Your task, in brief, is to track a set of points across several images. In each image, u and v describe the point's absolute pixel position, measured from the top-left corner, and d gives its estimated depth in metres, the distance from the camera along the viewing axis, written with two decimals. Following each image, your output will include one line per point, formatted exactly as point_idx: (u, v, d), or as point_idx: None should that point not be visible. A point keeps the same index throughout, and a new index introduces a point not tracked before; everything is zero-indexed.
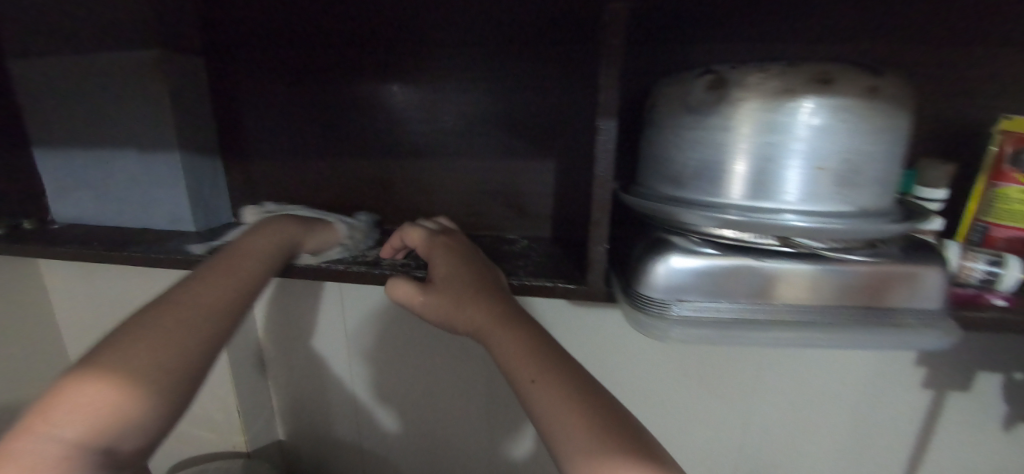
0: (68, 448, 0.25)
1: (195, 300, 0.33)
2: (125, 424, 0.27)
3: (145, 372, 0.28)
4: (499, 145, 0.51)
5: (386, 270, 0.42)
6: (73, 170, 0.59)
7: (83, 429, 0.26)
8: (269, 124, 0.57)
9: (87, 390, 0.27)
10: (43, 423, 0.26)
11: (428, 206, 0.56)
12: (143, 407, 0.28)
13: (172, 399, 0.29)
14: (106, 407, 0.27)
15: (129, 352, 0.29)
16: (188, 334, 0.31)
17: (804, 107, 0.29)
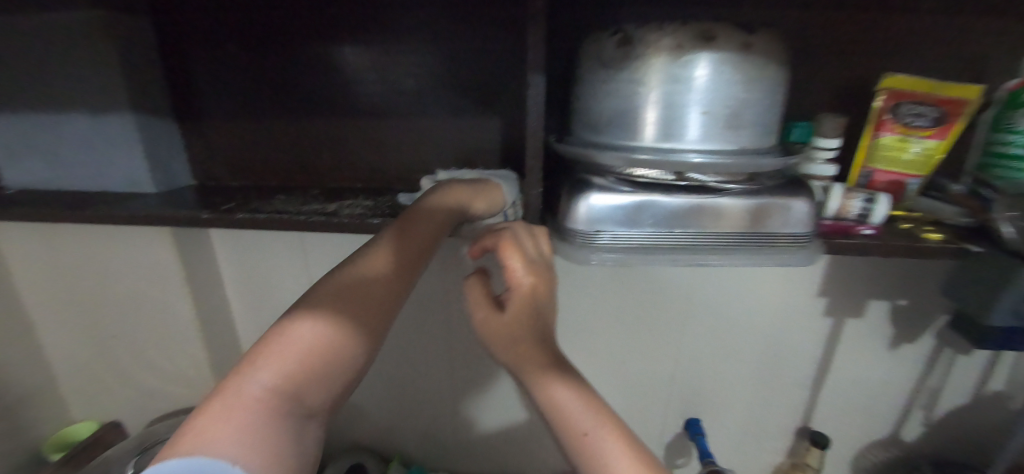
0: (277, 394, 0.22)
1: (382, 264, 0.31)
2: (326, 372, 0.25)
3: (341, 326, 0.27)
4: (449, 103, 0.55)
5: (344, 219, 0.47)
6: (18, 135, 0.58)
7: (289, 375, 0.23)
8: (222, 86, 0.59)
9: (297, 339, 0.25)
10: (250, 368, 0.23)
11: (385, 164, 0.59)
12: (340, 358, 0.26)
13: (352, 360, 0.27)
14: (310, 355, 0.25)
15: (334, 305, 0.27)
16: (374, 294, 0.29)
17: (693, 60, 0.34)
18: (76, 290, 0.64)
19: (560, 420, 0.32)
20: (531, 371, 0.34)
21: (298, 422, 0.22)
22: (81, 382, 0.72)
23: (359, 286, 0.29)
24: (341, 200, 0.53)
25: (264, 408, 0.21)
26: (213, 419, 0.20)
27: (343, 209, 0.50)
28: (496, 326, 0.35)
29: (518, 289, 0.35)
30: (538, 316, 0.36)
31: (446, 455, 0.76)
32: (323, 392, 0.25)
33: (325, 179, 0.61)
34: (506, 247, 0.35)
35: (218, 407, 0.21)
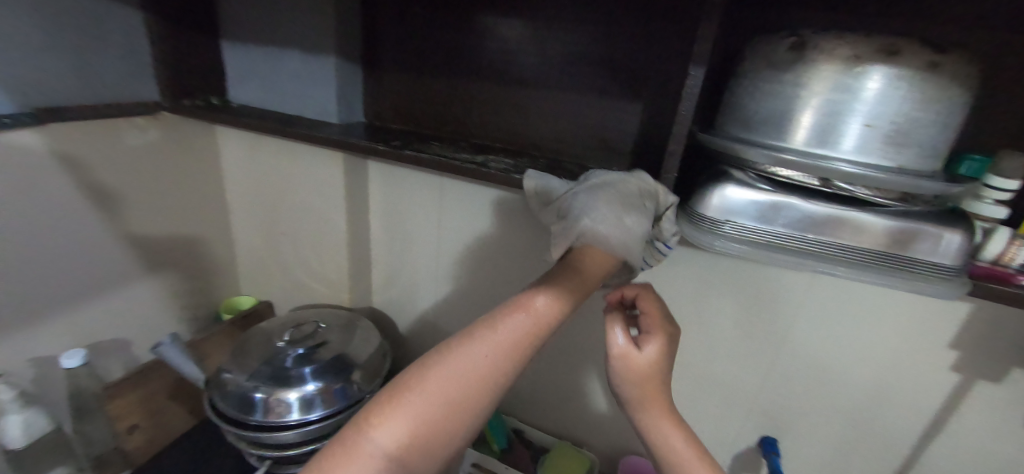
0: (386, 459, 0.33)
1: (520, 323, 0.35)
2: (432, 449, 0.34)
3: (449, 408, 0.34)
4: (596, 83, 0.59)
5: (493, 171, 0.54)
6: (252, 62, 0.74)
7: (393, 447, 0.33)
8: (402, 43, 0.68)
9: (411, 401, 0.34)
10: (373, 421, 0.34)
11: (524, 130, 0.66)
12: (435, 441, 0.34)
13: (443, 431, 0.34)
14: (412, 432, 0.33)
15: (454, 378, 0.34)
16: (484, 370, 0.34)
17: (870, 71, 0.34)
18: (268, 191, 0.82)
19: (668, 458, 0.40)
20: (650, 408, 0.41)
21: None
22: (253, 265, 0.92)
23: (475, 355, 0.34)
24: (485, 155, 0.61)
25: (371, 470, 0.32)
26: (342, 463, 0.33)
27: (490, 162, 0.58)
28: (635, 358, 0.42)
29: (657, 339, 0.43)
30: (666, 369, 0.43)
31: (520, 402, 0.84)
32: (416, 456, 0.33)
33: (471, 135, 0.69)
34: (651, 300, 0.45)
35: (348, 451, 0.33)
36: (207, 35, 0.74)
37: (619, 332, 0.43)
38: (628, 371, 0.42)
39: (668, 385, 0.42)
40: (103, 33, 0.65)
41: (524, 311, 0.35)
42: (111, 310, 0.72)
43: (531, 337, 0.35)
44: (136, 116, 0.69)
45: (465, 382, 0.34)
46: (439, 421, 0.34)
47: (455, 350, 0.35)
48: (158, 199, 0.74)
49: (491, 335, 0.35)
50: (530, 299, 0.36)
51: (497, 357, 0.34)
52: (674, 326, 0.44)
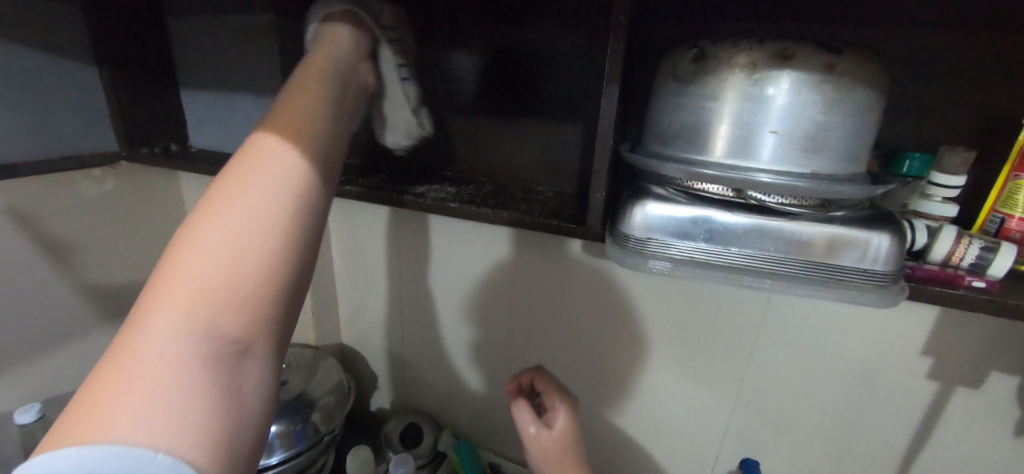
0: (192, 346, 0.20)
1: (292, 142, 0.27)
2: (258, 309, 0.23)
3: (256, 249, 0.23)
4: (534, 107, 0.59)
5: (430, 200, 0.55)
6: (208, 107, 0.77)
7: (199, 324, 0.21)
8: None
9: (192, 274, 0.22)
10: (141, 317, 0.21)
11: (471, 157, 0.65)
12: (254, 292, 0.23)
13: (263, 281, 0.23)
14: (217, 297, 0.21)
15: (240, 217, 0.23)
16: (284, 188, 0.25)
17: (771, 79, 0.34)
18: None
19: None
20: None
21: (225, 372, 0.21)
22: None
23: (249, 177, 0.25)
24: (430, 185, 0.61)
25: (182, 373, 0.20)
26: (110, 395, 0.19)
27: (431, 192, 0.58)
28: (543, 437, 0.52)
29: (560, 413, 0.54)
30: (571, 440, 0.53)
31: (493, 433, 0.82)
32: (243, 324, 0.22)
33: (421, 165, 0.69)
34: (544, 381, 0.56)
35: (116, 379, 0.19)
36: (165, 84, 0.76)
37: (529, 420, 0.53)
38: (540, 451, 0.52)
39: (579, 453, 0.52)
40: (61, 88, 0.66)
41: (289, 130, 0.27)
42: (71, 360, 0.71)
43: (314, 153, 0.27)
44: (94, 168, 0.70)
45: (261, 207, 0.24)
46: (253, 269, 0.23)
47: (223, 188, 0.24)
48: (117, 247, 0.75)
49: (266, 158, 0.26)
50: (289, 109, 0.28)
51: (293, 173, 0.26)
52: (571, 397, 0.55)
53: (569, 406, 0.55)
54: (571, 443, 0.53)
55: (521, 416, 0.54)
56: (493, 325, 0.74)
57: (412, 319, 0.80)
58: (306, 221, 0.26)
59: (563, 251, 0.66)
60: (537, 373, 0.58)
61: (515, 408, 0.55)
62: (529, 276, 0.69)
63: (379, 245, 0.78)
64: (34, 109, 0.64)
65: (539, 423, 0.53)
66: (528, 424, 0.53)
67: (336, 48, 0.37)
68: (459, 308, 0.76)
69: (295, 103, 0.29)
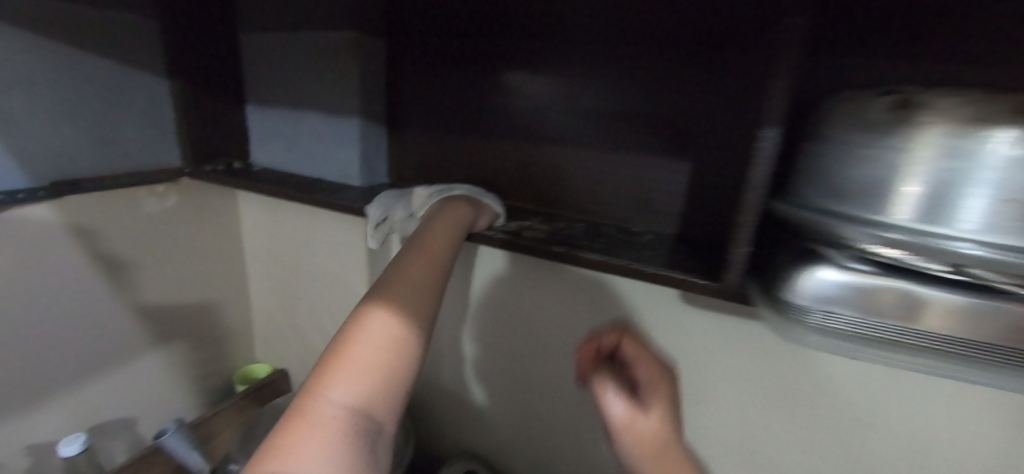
0: (347, 415, 0.31)
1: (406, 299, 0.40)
2: (386, 399, 0.34)
3: (387, 361, 0.35)
4: (638, 141, 0.55)
5: (528, 242, 0.49)
6: (274, 124, 0.73)
7: (357, 401, 0.33)
8: (427, 102, 0.66)
9: (350, 370, 0.34)
10: (324, 389, 0.32)
11: (559, 190, 0.61)
12: (387, 386, 0.35)
13: (390, 378, 0.35)
14: (371, 387, 0.34)
15: (375, 340, 0.36)
16: (403, 328, 0.38)
17: (1000, 136, 0.27)
18: (287, 254, 0.78)
19: None
20: None
21: (369, 441, 0.32)
22: (270, 331, 0.87)
23: (403, 303, 0.39)
24: (518, 222, 0.57)
25: (341, 433, 0.30)
26: (306, 439, 0.29)
27: (526, 230, 0.53)
28: (640, 427, 0.42)
29: (656, 390, 0.44)
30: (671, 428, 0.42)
31: None
32: (375, 409, 0.33)
33: (501, 195, 0.65)
34: (632, 346, 0.45)
35: (308, 430, 0.30)
36: (233, 101, 0.73)
37: (614, 400, 0.43)
38: (637, 442, 0.41)
39: (679, 446, 0.42)
40: (129, 102, 0.64)
41: (407, 289, 0.41)
42: (116, 385, 0.68)
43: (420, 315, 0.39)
44: (157, 184, 0.67)
45: (404, 329, 0.38)
46: (393, 371, 0.35)
47: (372, 315, 0.37)
48: (173, 266, 0.71)
49: (391, 303, 0.39)
50: (428, 249, 0.45)
51: (409, 317, 0.39)
52: (670, 373, 0.44)
53: (665, 375, 0.45)
54: (670, 432, 0.42)
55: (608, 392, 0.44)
56: (561, 377, 0.65)
57: (471, 359, 0.73)
58: (420, 344, 0.39)
59: (651, 301, 0.54)
60: (619, 328, 0.46)
61: (597, 386, 0.45)
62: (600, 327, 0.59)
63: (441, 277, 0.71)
64: (102, 123, 0.61)
65: (631, 404, 0.43)
66: (618, 406, 0.43)
67: (461, 222, 0.50)
68: (518, 355, 0.67)
69: (435, 246, 0.45)
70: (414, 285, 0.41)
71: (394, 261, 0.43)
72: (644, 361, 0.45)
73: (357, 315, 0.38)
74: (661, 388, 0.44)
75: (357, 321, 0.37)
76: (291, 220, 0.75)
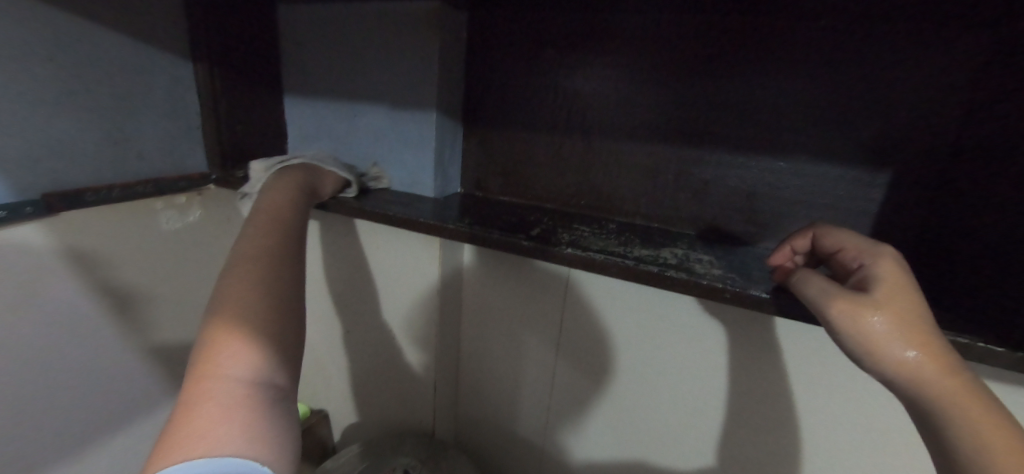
0: (251, 385, 0.25)
1: (266, 258, 0.34)
2: (287, 361, 0.28)
3: (273, 321, 0.30)
4: (816, 144, 0.43)
5: (711, 281, 0.35)
6: (320, 120, 0.59)
7: (259, 372, 0.26)
8: (520, 93, 0.53)
9: (239, 338, 0.28)
10: (213, 369, 0.25)
11: (694, 202, 0.49)
12: (284, 346, 0.29)
13: (282, 340, 0.29)
14: (268, 354, 0.28)
15: (252, 305, 0.30)
16: (282, 286, 0.32)
17: None
18: (334, 277, 0.64)
19: (943, 408, 0.24)
20: (914, 374, 0.25)
21: (284, 407, 0.26)
22: (309, 362, 0.74)
23: (265, 264, 0.33)
24: (667, 248, 0.42)
25: (252, 405, 0.24)
26: (215, 426, 0.23)
27: (693, 264, 0.38)
28: (889, 347, 0.25)
29: (890, 279, 0.27)
30: (934, 340, 0.25)
31: None
32: (285, 372, 0.28)
33: (612, 209, 0.53)
34: (833, 232, 0.32)
35: (214, 413, 0.23)
36: (267, 89, 0.58)
37: (816, 278, 0.29)
38: (860, 326, 0.26)
39: (930, 338, 0.25)
40: (142, 89, 0.50)
41: (265, 247, 0.35)
42: (123, 446, 0.54)
43: (283, 274, 0.33)
44: (177, 195, 0.53)
45: (275, 288, 0.32)
46: (281, 330, 0.30)
47: (235, 296, 0.30)
48: (194, 295, 0.58)
49: (256, 266, 0.33)
50: (271, 216, 0.39)
51: (284, 277, 0.33)
52: (905, 262, 0.28)
53: (904, 272, 0.28)
54: (912, 325, 0.25)
55: (814, 292, 0.28)
56: (702, 432, 0.52)
57: (567, 405, 0.59)
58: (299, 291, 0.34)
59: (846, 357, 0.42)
60: (814, 229, 0.34)
61: (794, 275, 0.31)
62: (748, 378, 0.47)
63: (537, 304, 0.56)
64: (112, 117, 0.48)
65: (864, 301, 0.26)
66: (840, 303, 0.26)
67: (302, 189, 0.46)
68: (643, 398, 0.54)
69: (280, 211, 0.41)
70: (264, 244, 0.35)
71: (238, 235, 0.37)
72: (861, 250, 0.30)
73: (220, 294, 0.31)
74: (912, 287, 0.27)
75: (217, 305, 0.30)
76: (341, 237, 0.61)
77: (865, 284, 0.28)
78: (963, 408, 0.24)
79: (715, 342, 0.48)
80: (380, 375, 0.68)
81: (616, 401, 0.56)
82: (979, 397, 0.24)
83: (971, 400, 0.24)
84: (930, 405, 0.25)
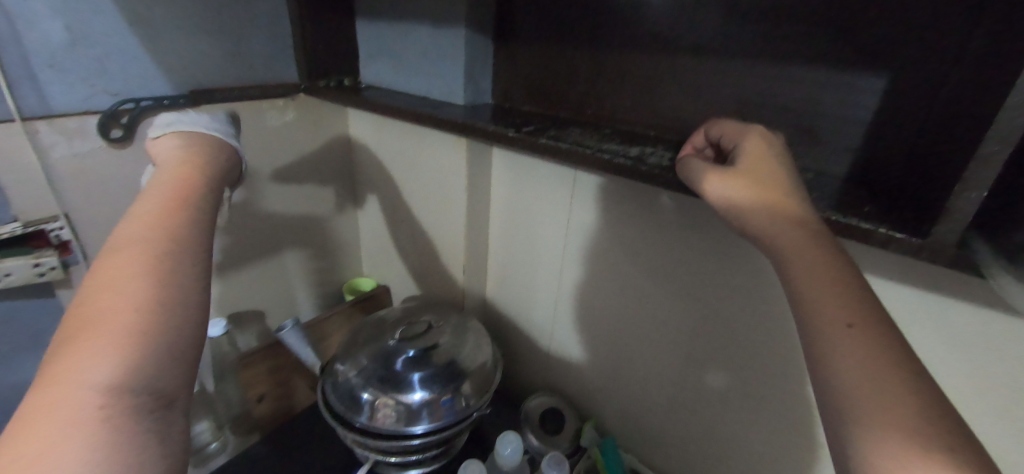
0: (104, 396, 0.24)
1: (149, 243, 0.30)
2: (163, 364, 0.27)
3: (141, 323, 0.27)
4: (810, 48, 0.42)
5: (652, 167, 0.40)
6: (381, 40, 0.70)
7: (115, 376, 0.25)
8: (542, 8, 0.58)
9: (106, 337, 0.26)
10: (64, 380, 0.24)
11: (692, 112, 0.51)
12: (160, 343, 0.27)
13: (158, 339, 0.27)
14: (124, 354, 0.26)
15: (121, 305, 0.27)
16: (164, 279, 0.29)
17: None
18: (393, 178, 0.78)
19: (779, 252, 0.28)
20: (771, 220, 0.30)
21: (156, 422, 0.26)
22: (375, 249, 0.91)
23: (151, 250, 0.30)
24: (638, 146, 0.47)
25: (93, 421, 0.23)
26: (48, 449, 0.22)
27: (649, 156, 0.44)
28: (747, 203, 0.31)
29: (749, 152, 0.34)
30: (783, 189, 0.31)
31: (643, 437, 0.71)
32: (159, 379, 0.26)
33: (618, 119, 0.57)
34: (719, 126, 0.38)
35: (52, 433, 0.22)
36: (342, 14, 0.71)
37: (698, 161, 0.36)
38: (729, 189, 0.32)
39: (783, 188, 0.31)
40: (252, 15, 0.65)
41: (150, 233, 0.31)
42: (249, 284, 0.76)
43: (171, 260, 0.30)
44: (277, 99, 0.69)
45: (164, 283, 0.29)
46: (154, 316, 0.27)
47: (113, 289, 0.28)
48: (293, 180, 0.76)
49: (131, 258, 0.29)
50: (160, 198, 0.34)
51: (165, 266, 0.30)
52: (767, 136, 0.35)
53: (763, 143, 0.34)
54: (764, 182, 0.31)
55: (695, 170, 0.35)
56: (682, 319, 0.58)
57: (573, 294, 0.69)
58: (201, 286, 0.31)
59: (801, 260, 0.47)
60: (709, 123, 0.40)
61: (682, 162, 0.37)
62: (724, 272, 0.52)
63: (550, 203, 0.64)
64: (229, 35, 0.63)
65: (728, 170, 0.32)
66: (711, 176, 0.33)
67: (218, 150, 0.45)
68: (634, 289, 0.62)
69: (170, 190, 0.36)
70: (148, 224, 0.32)
71: (131, 213, 0.33)
72: (737, 135, 0.36)
73: (90, 291, 0.28)
74: (768, 154, 0.33)
75: (91, 298, 0.27)
76: (398, 141, 0.74)
77: (732, 160, 0.34)
78: (808, 261, 0.27)
79: (690, 240, 0.54)
80: (426, 263, 0.82)
81: (613, 291, 0.64)
82: (816, 241, 0.28)
83: (811, 236, 0.28)
84: (770, 241, 0.29)
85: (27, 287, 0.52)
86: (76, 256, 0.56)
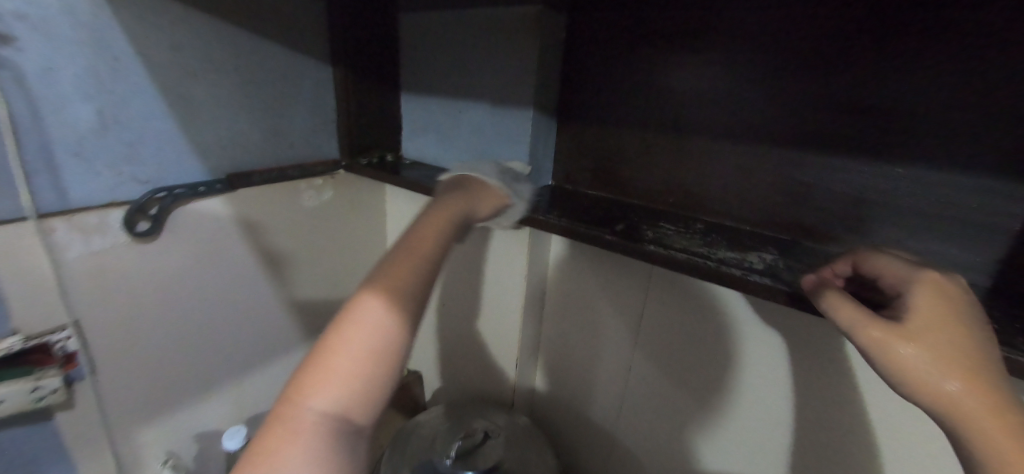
0: (323, 426, 0.28)
1: (376, 299, 0.31)
2: (365, 406, 0.30)
3: (355, 376, 0.29)
4: (943, 151, 0.38)
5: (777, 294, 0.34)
6: (430, 116, 0.67)
7: (329, 411, 0.29)
8: (612, 90, 0.55)
9: (331, 375, 0.29)
10: (300, 396, 0.29)
11: (792, 206, 0.47)
12: (364, 390, 0.29)
13: (366, 392, 0.30)
14: (334, 396, 0.29)
15: (344, 352, 0.29)
16: (381, 333, 0.30)
17: None
18: None
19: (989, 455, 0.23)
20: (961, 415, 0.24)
21: (348, 446, 0.29)
22: None
23: (387, 299, 0.31)
24: (755, 252, 0.41)
25: (310, 446, 0.28)
26: (280, 455, 0.27)
27: (784, 270, 0.38)
28: (929, 380, 0.25)
29: (931, 306, 0.27)
30: (979, 369, 0.25)
31: None
32: (356, 418, 0.29)
33: (700, 208, 0.53)
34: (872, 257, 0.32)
35: (285, 439, 0.28)
36: (388, 88, 0.67)
37: (852, 303, 0.29)
38: (900, 360, 0.26)
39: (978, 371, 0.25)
40: (297, 91, 0.61)
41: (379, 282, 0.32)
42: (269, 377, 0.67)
43: (394, 315, 0.31)
44: (316, 178, 0.64)
45: (381, 337, 0.30)
46: (369, 367, 0.30)
47: (351, 321, 0.30)
48: (324, 261, 0.69)
49: (367, 298, 0.31)
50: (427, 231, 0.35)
51: (386, 318, 0.31)
52: (947, 283, 0.28)
53: (948, 296, 0.28)
54: (956, 363, 0.25)
55: (842, 315, 0.29)
56: (777, 438, 0.51)
57: (639, 394, 0.61)
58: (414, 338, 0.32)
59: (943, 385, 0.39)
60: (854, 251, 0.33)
61: (821, 295, 0.31)
62: (827, 400, 0.45)
63: (615, 296, 0.58)
64: (272, 113, 0.58)
65: (899, 331, 0.27)
66: (871, 330, 0.27)
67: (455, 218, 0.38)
68: (717, 398, 0.54)
69: (428, 236, 0.35)
70: (415, 257, 0.34)
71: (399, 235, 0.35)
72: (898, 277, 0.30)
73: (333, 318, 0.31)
74: (953, 315, 0.27)
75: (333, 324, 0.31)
76: None
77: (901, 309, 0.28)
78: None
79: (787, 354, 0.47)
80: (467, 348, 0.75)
81: (688, 396, 0.56)
82: None
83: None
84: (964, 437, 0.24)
85: (19, 414, 0.44)
86: (82, 369, 0.47)
